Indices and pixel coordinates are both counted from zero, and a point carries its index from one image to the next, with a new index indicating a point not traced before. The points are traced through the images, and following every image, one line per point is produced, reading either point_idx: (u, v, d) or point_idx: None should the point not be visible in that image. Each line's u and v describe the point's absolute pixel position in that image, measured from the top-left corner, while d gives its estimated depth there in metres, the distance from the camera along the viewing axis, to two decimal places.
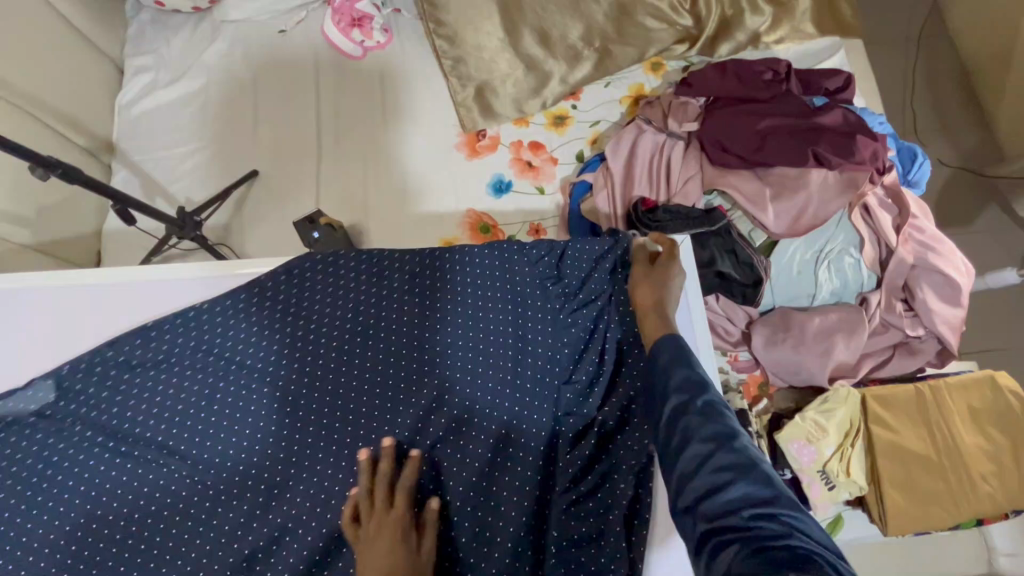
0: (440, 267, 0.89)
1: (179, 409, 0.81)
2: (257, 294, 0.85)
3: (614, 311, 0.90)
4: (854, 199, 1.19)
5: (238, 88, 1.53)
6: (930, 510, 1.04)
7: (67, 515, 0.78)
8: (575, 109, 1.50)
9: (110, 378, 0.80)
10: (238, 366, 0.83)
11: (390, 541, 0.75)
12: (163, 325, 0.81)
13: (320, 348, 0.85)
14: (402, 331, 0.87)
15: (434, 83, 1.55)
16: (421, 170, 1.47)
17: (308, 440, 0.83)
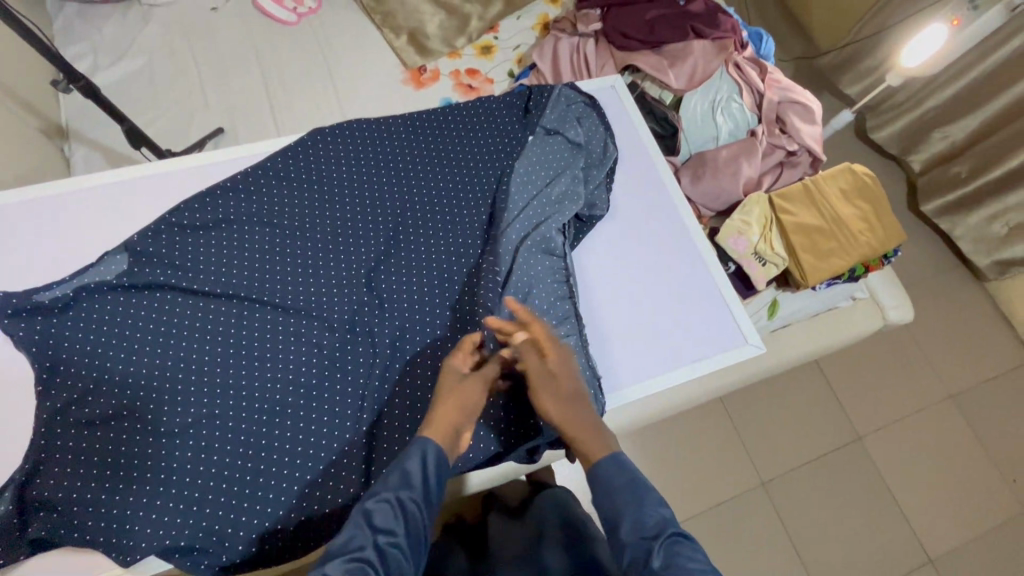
0: (437, 123, 1.09)
1: (243, 255, 0.92)
2: (288, 157, 0.99)
3: (588, 125, 1.11)
4: (727, 58, 1.54)
5: (179, 61, 1.60)
6: (833, 262, 1.40)
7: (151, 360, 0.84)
8: (497, 39, 1.76)
9: (181, 239, 0.90)
10: (287, 216, 0.96)
11: (470, 382, 0.80)
12: (215, 191, 0.94)
13: (352, 193, 1.00)
14: (419, 171, 1.04)
15: (369, 36, 1.73)
16: (376, 106, 1.63)
17: (360, 264, 0.97)
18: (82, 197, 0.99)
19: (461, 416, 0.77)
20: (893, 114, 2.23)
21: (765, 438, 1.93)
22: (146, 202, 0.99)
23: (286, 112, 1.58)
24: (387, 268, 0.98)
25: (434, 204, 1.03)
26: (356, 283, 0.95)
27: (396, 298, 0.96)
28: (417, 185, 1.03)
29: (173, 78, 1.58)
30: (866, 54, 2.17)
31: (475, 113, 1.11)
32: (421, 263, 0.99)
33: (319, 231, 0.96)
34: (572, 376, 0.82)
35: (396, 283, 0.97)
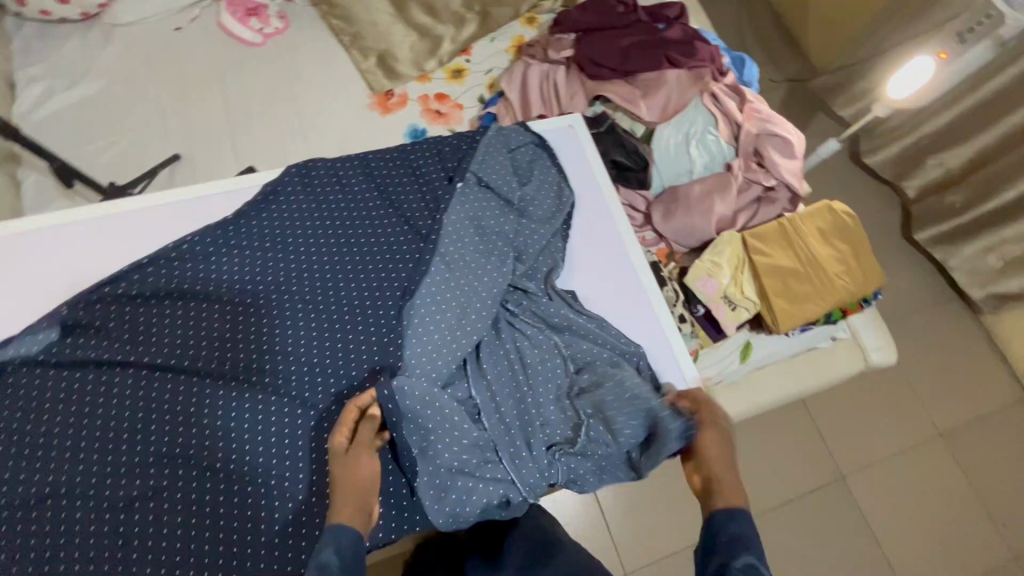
0: (394, 174, 1.02)
1: (189, 333, 0.85)
2: (238, 223, 0.92)
3: (552, 166, 1.07)
4: (702, 88, 1.48)
5: (138, 84, 1.56)
6: (806, 307, 1.33)
7: (65, 440, 0.77)
8: (469, 62, 1.71)
9: (124, 310, 0.85)
10: (236, 283, 0.89)
11: (354, 458, 0.75)
12: (158, 258, 0.88)
13: (310, 257, 0.93)
14: (381, 229, 0.97)
15: (337, 57, 1.68)
16: (342, 131, 1.57)
17: (323, 335, 0.89)
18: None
19: (356, 488, 0.72)
20: (888, 138, 2.14)
21: (745, 476, 1.86)
22: (99, 250, 0.94)
23: (246, 137, 1.53)
24: (340, 326, 0.90)
25: (389, 253, 0.95)
26: (319, 356, 0.88)
27: (349, 359, 0.88)
28: (375, 240, 0.96)
29: (132, 101, 1.54)
30: (860, 76, 2.08)
31: (430, 155, 1.04)
32: (378, 319, 0.91)
33: (265, 294, 0.89)
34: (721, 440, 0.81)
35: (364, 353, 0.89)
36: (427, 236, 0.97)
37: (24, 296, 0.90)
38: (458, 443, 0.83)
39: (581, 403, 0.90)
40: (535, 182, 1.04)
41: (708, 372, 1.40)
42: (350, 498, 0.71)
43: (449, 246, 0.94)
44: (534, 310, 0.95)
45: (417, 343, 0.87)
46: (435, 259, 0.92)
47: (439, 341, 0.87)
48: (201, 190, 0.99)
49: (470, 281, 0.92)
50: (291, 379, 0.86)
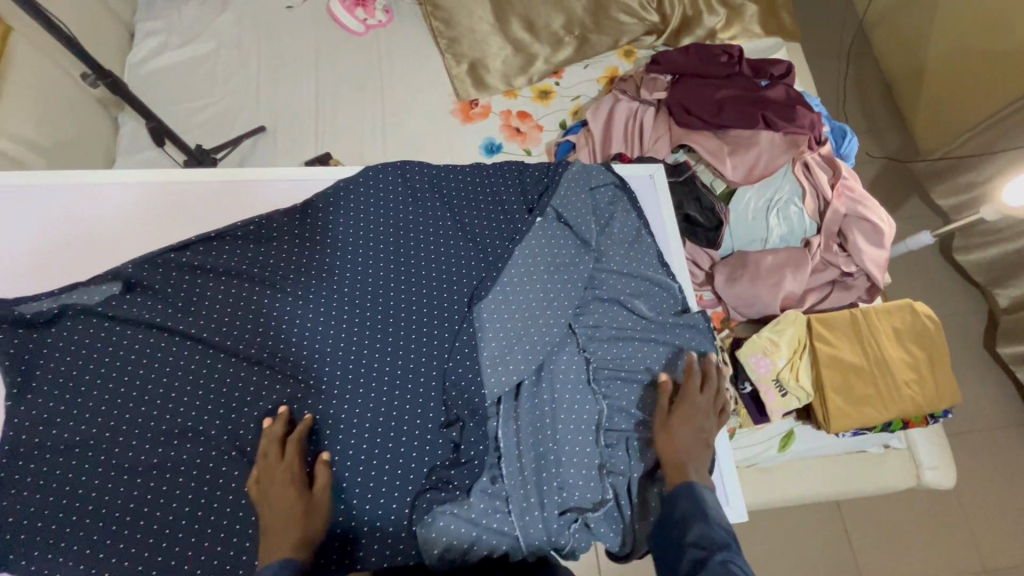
0: (464, 189, 1.00)
1: (235, 311, 0.86)
2: (305, 213, 0.93)
3: (628, 212, 1.03)
4: (795, 156, 1.40)
5: (243, 53, 1.62)
6: (864, 410, 1.23)
7: (103, 396, 0.79)
8: (559, 85, 1.68)
9: (182, 277, 0.87)
10: (291, 271, 0.90)
11: (290, 505, 0.73)
12: (228, 235, 0.91)
13: (367, 259, 0.92)
14: (441, 245, 0.96)
15: (430, 58, 1.69)
16: (420, 130, 1.58)
17: (362, 339, 0.87)
18: (71, 212, 0.96)
19: (293, 532, 0.71)
20: (985, 240, 1.97)
21: (754, 565, 1.74)
22: (173, 212, 0.98)
23: (328, 123, 1.56)
24: (383, 334, 0.88)
25: (446, 272, 0.94)
26: (353, 360, 0.86)
27: (385, 369, 0.86)
28: (432, 255, 0.95)
29: (234, 67, 1.60)
30: (967, 169, 1.93)
31: (505, 179, 1.02)
32: (421, 335, 0.89)
33: (317, 290, 0.89)
34: (700, 430, 0.81)
35: (398, 366, 0.87)
36: (488, 262, 0.95)
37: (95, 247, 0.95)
38: (473, 486, 0.81)
39: (607, 481, 0.84)
40: (607, 227, 1.01)
41: (742, 453, 1.32)
42: (291, 542, 0.70)
43: (509, 279, 0.94)
44: (581, 358, 0.91)
45: (456, 368, 0.87)
46: (492, 290, 0.93)
47: (479, 372, 0.87)
48: (278, 174, 1.01)
49: (523, 318, 0.91)
50: (326, 379, 0.85)
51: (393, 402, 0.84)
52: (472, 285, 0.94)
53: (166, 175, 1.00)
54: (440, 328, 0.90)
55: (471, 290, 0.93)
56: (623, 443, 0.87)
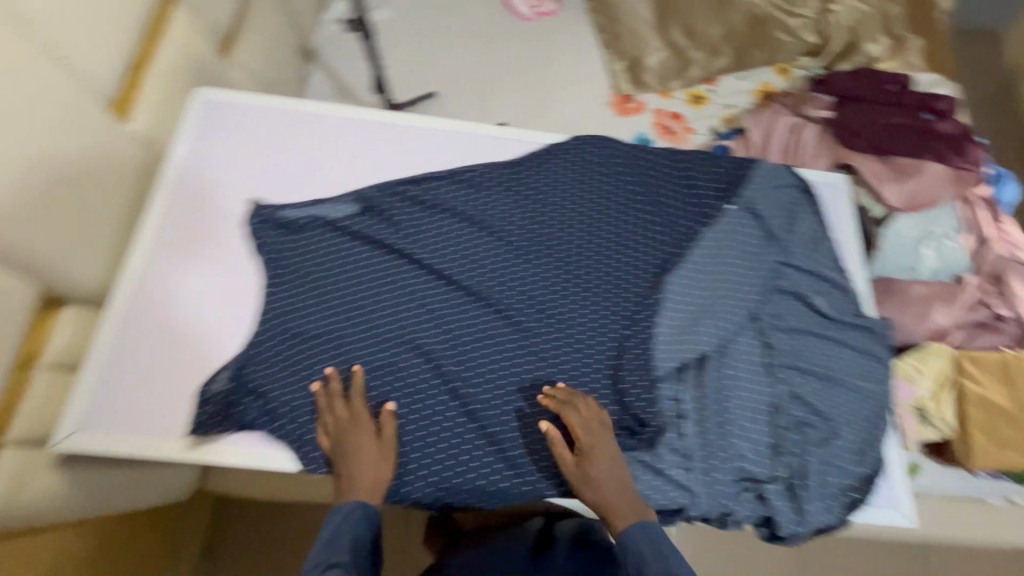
0: (658, 169, 1.05)
1: (450, 244, 0.95)
2: (515, 168, 1.02)
3: (812, 215, 1.05)
4: (958, 191, 1.40)
5: (424, 24, 1.75)
6: (1007, 453, 1.21)
7: (339, 299, 0.90)
8: (712, 91, 1.72)
9: (408, 206, 0.97)
10: (500, 218, 0.98)
11: (365, 456, 0.80)
12: (449, 176, 0.99)
13: (566, 218, 1.00)
14: (633, 216, 1.02)
15: (592, 50, 1.77)
16: (577, 116, 1.66)
17: (557, 289, 0.95)
18: (311, 124, 1.03)
19: (370, 481, 0.79)
20: None
21: None
22: (394, 150, 1.03)
23: (493, 99, 1.66)
24: (570, 290, 0.95)
25: (633, 242, 1.00)
26: (548, 306, 0.94)
27: (570, 322, 0.93)
28: (623, 225, 1.01)
29: (414, 36, 1.73)
30: None
31: (697, 165, 1.06)
32: (606, 296, 0.95)
33: (516, 241, 0.97)
34: (615, 465, 0.80)
35: (587, 319, 0.94)
36: (675, 240, 1.00)
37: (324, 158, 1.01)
38: (659, 442, 0.86)
39: (780, 460, 0.87)
40: (792, 226, 1.03)
41: None
42: (366, 490, 0.78)
43: (693, 260, 0.99)
44: (760, 344, 0.94)
45: (639, 330, 0.92)
46: (677, 267, 0.98)
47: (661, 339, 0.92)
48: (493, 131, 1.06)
49: (706, 298, 0.96)
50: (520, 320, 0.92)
51: (577, 352, 0.91)
52: (657, 259, 0.99)
53: (391, 116, 1.05)
54: (624, 294, 0.96)
55: (656, 263, 0.99)
56: (796, 428, 0.90)
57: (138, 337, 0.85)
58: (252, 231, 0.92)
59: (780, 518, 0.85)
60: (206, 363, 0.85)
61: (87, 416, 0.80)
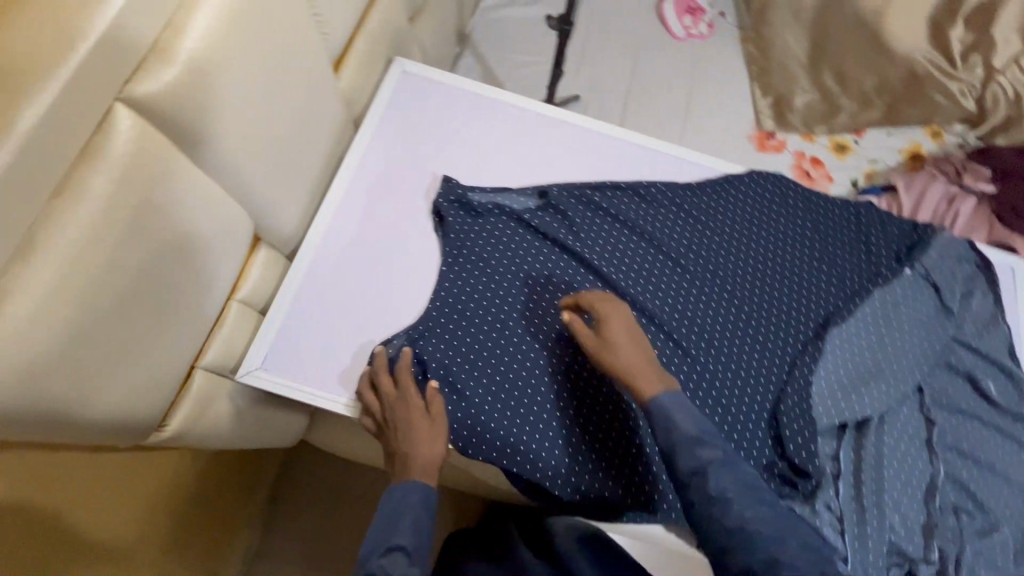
0: (829, 218, 1.04)
1: (621, 255, 0.95)
2: (690, 191, 1.02)
3: (987, 295, 1.01)
4: None
5: (576, 26, 1.74)
6: None
7: (511, 287, 0.92)
8: (857, 143, 1.67)
9: (583, 210, 0.98)
10: (672, 238, 0.98)
11: (419, 436, 0.80)
12: (627, 188, 1.00)
13: (735, 250, 0.99)
14: (801, 260, 1.00)
15: (739, 81, 1.73)
16: (714, 145, 1.63)
17: (722, 319, 0.94)
18: (499, 115, 1.08)
19: (426, 460, 0.79)
20: None
21: None
22: (574, 152, 1.06)
23: (635, 113, 1.65)
24: (734, 322, 0.94)
25: (799, 287, 0.98)
26: (711, 334, 0.93)
27: (726, 354, 0.92)
28: (791, 266, 0.99)
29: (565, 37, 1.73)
30: None
31: (872, 223, 1.05)
32: (765, 336, 0.94)
33: (681, 262, 0.96)
34: (631, 326, 0.80)
35: (748, 355, 0.92)
36: (842, 294, 0.98)
37: (506, 151, 1.05)
38: (816, 497, 0.86)
39: (932, 542, 0.85)
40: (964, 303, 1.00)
41: None
42: (424, 469, 0.79)
43: (862, 317, 0.96)
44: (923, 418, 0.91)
45: (799, 378, 0.90)
46: (844, 321, 0.95)
47: (818, 391, 0.90)
48: (669, 148, 1.07)
49: (872, 357, 0.93)
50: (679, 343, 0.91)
51: (732, 386, 0.90)
52: (822, 309, 0.97)
53: (574, 118, 1.08)
54: (784, 337, 0.94)
55: (821, 313, 0.96)
56: (953, 512, 0.87)
57: (323, 294, 0.90)
58: (439, 207, 0.96)
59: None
60: (381, 330, 0.90)
61: (272, 359, 0.86)
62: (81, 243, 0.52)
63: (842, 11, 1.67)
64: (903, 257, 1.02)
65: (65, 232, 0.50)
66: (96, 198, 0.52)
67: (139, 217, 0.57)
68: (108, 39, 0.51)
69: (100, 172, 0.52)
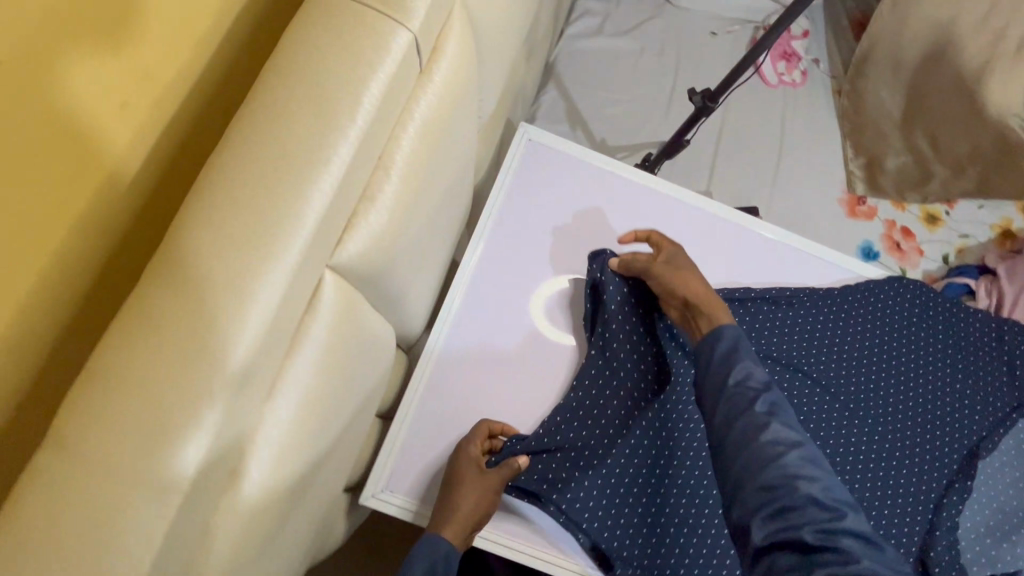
0: (964, 332, 1.03)
1: (777, 365, 0.90)
2: (846, 297, 0.96)
3: None
4: None
5: (665, 64, 1.64)
6: None
7: (630, 387, 0.84)
8: (948, 215, 1.60)
9: (740, 311, 0.91)
10: (825, 348, 0.94)
11: (465, 501, 0.75)
12: (780, 293, 0.93)
13: (885, 364, 0.96)
14: (945, 378, 0.99)
15: (829, 137, 1.66)
16: (803, 207, 1.56)
17: (878, 442, 0.91)
18: (641, 202, 0.99)
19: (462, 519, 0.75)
20: None
21: None
22: (718, 245, 0.98)
23: (723, 164, 1.57)
24: (887, 444, 0.92)
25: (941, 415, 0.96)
26: (867, 457, 0.90)
27: (886, 485, 0.90)
28: (936, 385, 0.98)
29: (652, 75, 1.62)
30: None
31: (1000, 343, 1.04)
32: (914, 471, 0.92)
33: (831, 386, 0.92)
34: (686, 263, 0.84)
35: (901, 481, 0.90)
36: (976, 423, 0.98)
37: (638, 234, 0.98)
38: None
39: None
40: None
41: None
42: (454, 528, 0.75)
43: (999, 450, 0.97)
44: None
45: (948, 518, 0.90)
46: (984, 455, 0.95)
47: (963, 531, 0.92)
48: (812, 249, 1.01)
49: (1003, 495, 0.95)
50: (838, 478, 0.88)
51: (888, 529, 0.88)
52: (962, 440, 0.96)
53: (718, 209, 1.01)
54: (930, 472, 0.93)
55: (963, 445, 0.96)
56: None
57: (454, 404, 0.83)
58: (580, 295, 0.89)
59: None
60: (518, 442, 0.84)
61: (401, 478, 0.79)
62: (283, 442, 0.45)
63: (944, 65, 1.44)
64: None
65: (270, 435, 0.44)
66: (299, 389, 0.45)
67: (330, 391, 0.49)
68: (321, 217, 0.41)
69: (306, 356, 0.45)
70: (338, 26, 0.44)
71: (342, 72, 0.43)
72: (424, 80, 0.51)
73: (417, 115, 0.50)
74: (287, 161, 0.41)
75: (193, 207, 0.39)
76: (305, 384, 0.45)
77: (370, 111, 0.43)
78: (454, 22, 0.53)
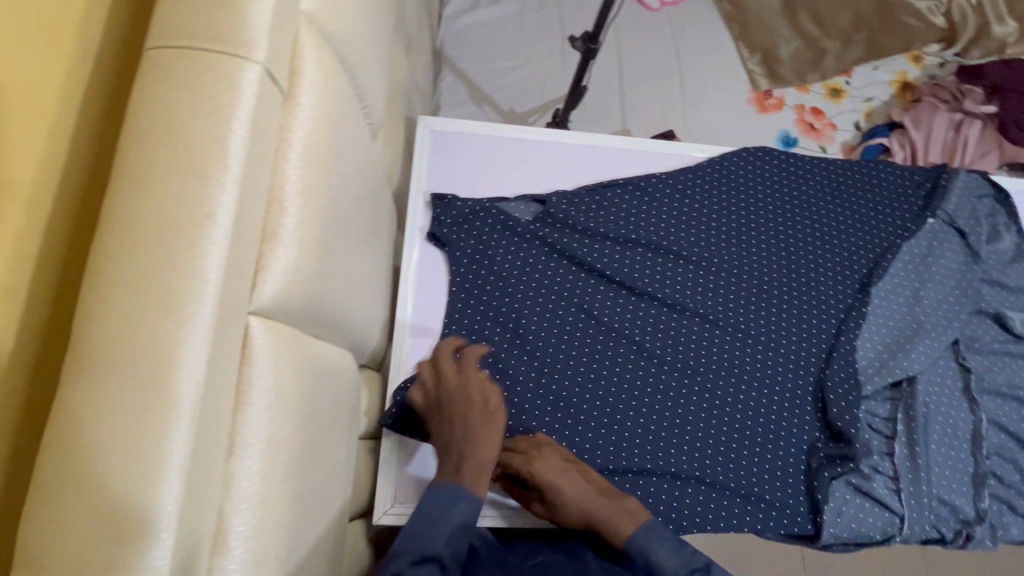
0: (841, 177, 1.03)
1: (635, 249, 0.92)
2: (697, 172, 0.99)
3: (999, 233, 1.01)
4: None
5: (548, 18, 1.63)
6: None
7: (491, 305, 0.86)
8: (849, 84, 1.63)
9: (589, 208, 0.93)
10: (685, 222, 0.96)
11: (479, 431, 0.68)
12: (629, 183, 0.96)
13: (751, 223, 0.98)
14: (816, 223, 0.99)
15: (723, 41, 1.69)
16: (717, 116, 1.60)
17: (751, 295, 0.93)
18: (553, 155, 0.98)
19: (483, 461, 0.67)
20: None
21: None
22: (605, 169, 0.98)
23: (632, 97, 1.58)
24: (758, 293, 0.93)
25: (824, 254, 0.97)
26: (740, 310, 0.92)
27: (766, 333, 0.91)
28: (808, 231, 0.99)
29: (539, 32, 1.61)
30: None
31: (883, 179, 1.04)
32: (801, 310, 0.93)
33: (700, 252, 0.94)
34: (563, 469, 0.72)
35: (775, 324, 0.91)
36: (866, 254, 0.98)
37: (569, 179, 0.97)
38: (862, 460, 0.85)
39: None
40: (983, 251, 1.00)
41: None
42: (479, 474, 0.67)
43: (894, 274, 0.96)
44: (951, 359, 0.93)
45: (845, 343, 0.90)
46: (879, 280, 0.95)
47: (862, 353, 0.91)
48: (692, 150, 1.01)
49: (909, 313, 0.94)
50: (722, 334, 0.90)
51: (782, 371, 0.89)
52: (854, 272, 0.97)
53: (613, 142, 1.00)
54: (821, 309, 0.93)
55: (856, 275, 0.97)
56: None
57: None
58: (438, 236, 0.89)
59: (1000, 522, 0.86)
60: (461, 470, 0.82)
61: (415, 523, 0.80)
62: (268, 490, 0.44)
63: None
64: (923, 208, 1.01)
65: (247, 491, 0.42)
66: (261, 439, 0.44)
67: (302, 431, 0.49)
68: (228, 268, 0.41)
69: (258, 405, 0.44)
70: (183, 81, 0.43)
71: (201, 123, 0.42)
72: (292, 105, 0.51)
73: (296, 142, 0.50)
74: (170, 226, 0.40)
75: (96, 297, 0.38)
76: (266, 434, 0.44)
77: (241, 152, 0.43)
78: (304, 40, 0.53)
